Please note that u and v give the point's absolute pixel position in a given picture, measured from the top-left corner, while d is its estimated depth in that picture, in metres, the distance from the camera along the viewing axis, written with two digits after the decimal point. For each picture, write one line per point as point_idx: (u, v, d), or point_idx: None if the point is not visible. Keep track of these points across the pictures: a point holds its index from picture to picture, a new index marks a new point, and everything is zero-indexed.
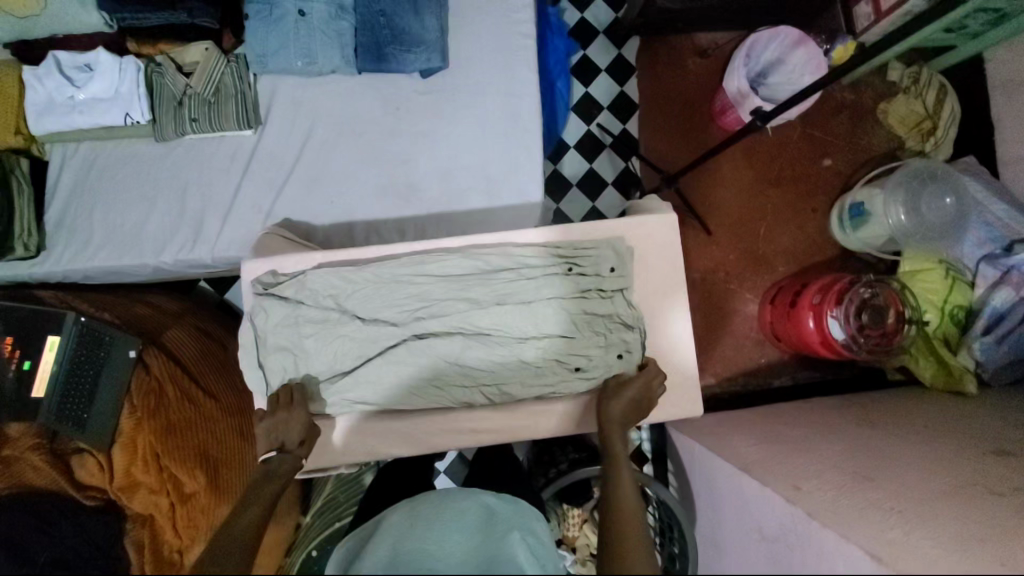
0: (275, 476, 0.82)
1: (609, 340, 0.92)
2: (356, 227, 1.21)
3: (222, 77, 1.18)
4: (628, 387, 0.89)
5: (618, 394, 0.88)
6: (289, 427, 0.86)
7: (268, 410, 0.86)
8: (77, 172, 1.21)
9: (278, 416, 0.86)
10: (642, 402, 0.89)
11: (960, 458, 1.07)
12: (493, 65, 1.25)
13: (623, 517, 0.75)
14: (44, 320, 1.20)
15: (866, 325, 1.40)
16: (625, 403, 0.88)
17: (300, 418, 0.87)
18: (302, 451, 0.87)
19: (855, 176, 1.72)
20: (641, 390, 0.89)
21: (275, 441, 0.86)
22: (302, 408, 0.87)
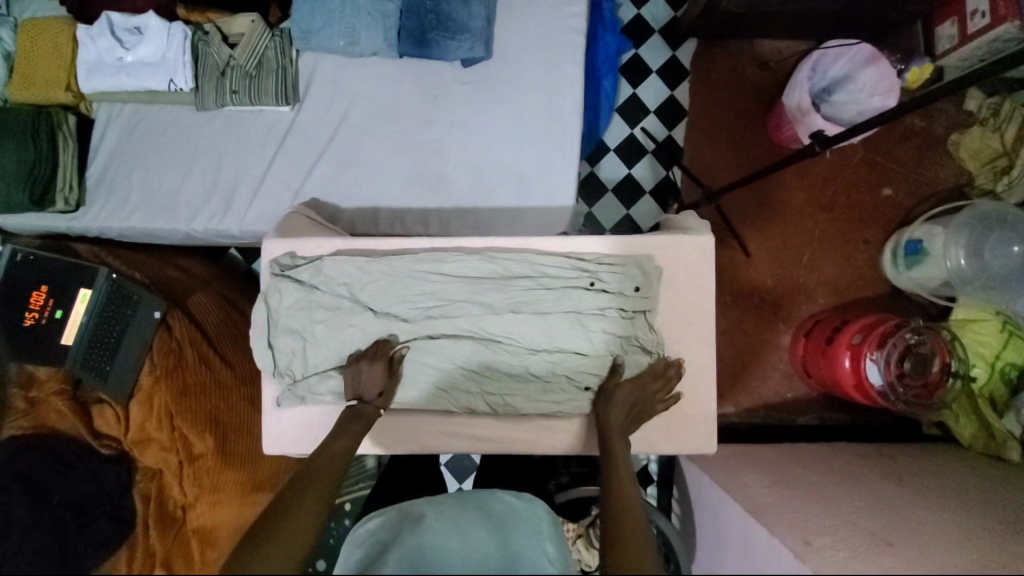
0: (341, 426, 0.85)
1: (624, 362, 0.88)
2: (381, 214, 1.19)
3: (265, 51, 1.18)
4: (627, 395, 0.85)
5: (618, 403, 0.85)
6: (368, 378, 0.86)
7: (353, 359, 0.87)
8: (122, 132, 1.24)
9: (359, 365, 0.86)
10: (638, 411, 0.85)
11: (996, 536, 0.98)
12: (539, 60, 1.20)
13: (629, 532, 0.70)
14: (78, 274, 1.22)
15: (907, 373, 1.31)
16: (625, 409, 0.84)
17: (379, 370, 0.86)
18: (382, 401, 0.88)
19: (915, 210, 1.60)
20: (648, 395, 0.85)
21: (357, 389, 0.87)
22: (382, 360, 0.87)
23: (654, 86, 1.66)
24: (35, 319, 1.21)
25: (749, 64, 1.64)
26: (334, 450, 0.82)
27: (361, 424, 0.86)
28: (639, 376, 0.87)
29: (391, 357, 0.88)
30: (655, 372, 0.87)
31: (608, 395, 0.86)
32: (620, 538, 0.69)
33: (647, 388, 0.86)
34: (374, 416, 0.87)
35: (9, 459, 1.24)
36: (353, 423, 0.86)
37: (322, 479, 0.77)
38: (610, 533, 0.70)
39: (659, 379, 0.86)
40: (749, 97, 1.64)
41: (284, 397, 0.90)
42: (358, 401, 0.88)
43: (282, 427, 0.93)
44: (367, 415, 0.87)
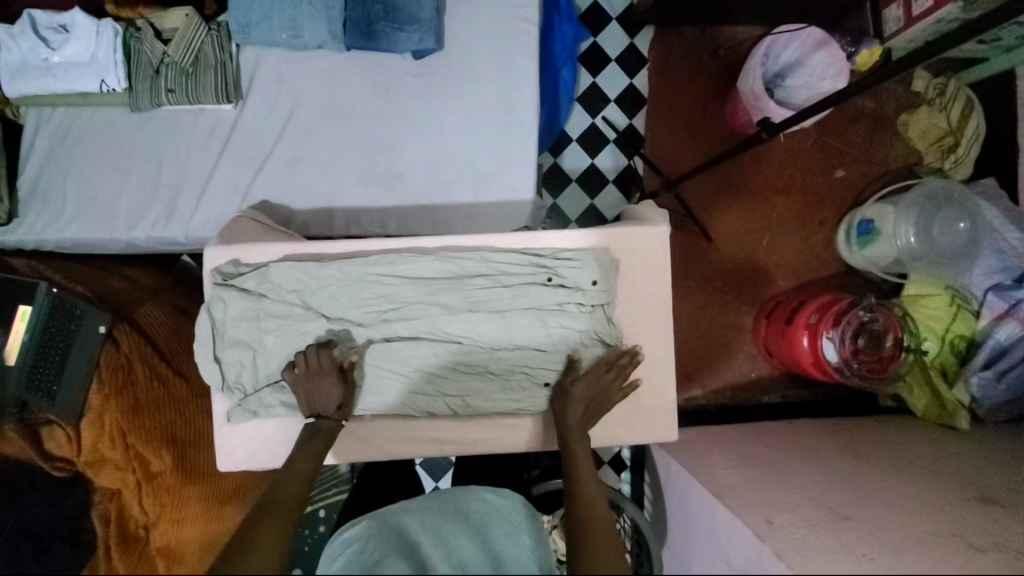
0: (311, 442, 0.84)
1: (578, 357, 0.88)
2: (336, 214, 1.16)
3: (202, 47, 1.12)
4: (585, 388, 0.85)
5: (573, 398, 0.84)
6: (322, 392, 0.84)
7: (301, 376, 0.83)
8: (52, 138, 1.16)
9: (311, 383, 0.83)
10: (599, 401, 0.85)
11: (942, 504, 1.03)
12: (491, 52, 1.18)
13: (594, 530, 0.70)
14: (16, 290, 1.15)
15: (861, 349, 1.35)
16: (583, 404, 0.84)
17: (332, 384, 0.84)
18: (340, 415, 0.86)
19: (867, 191, 1.65)
20: (603, 386, 0.85)
21: (313, 406, 0.85)
22: (333, 373, 0.84)
23: (613, 74, 1.66)
24: None
25: (706, 50, 1.65)
26: (295, 468, 0.80)
27: (322, 440, 0.84)
28: (594, 366, 0.86)
29: (343, 368, 0.85)
30: (607, 363, 0.86)
31: (563, 392, 0.85)
32: (586, 540, 0.69)
33: (604, 381, 0.85)
34: (334, 429, 0.85)
35: None
36: (313, 438, 0.84)
37: (285, 502, 0.76)
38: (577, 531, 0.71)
39: (614, 368, 0.86)
40: (706, 83, 1.65)
41: (233, 413, 0.87)
42: (314, 417, 0.86)
43: (235, 442, 0.90)
44: (326, 430, 0.85)
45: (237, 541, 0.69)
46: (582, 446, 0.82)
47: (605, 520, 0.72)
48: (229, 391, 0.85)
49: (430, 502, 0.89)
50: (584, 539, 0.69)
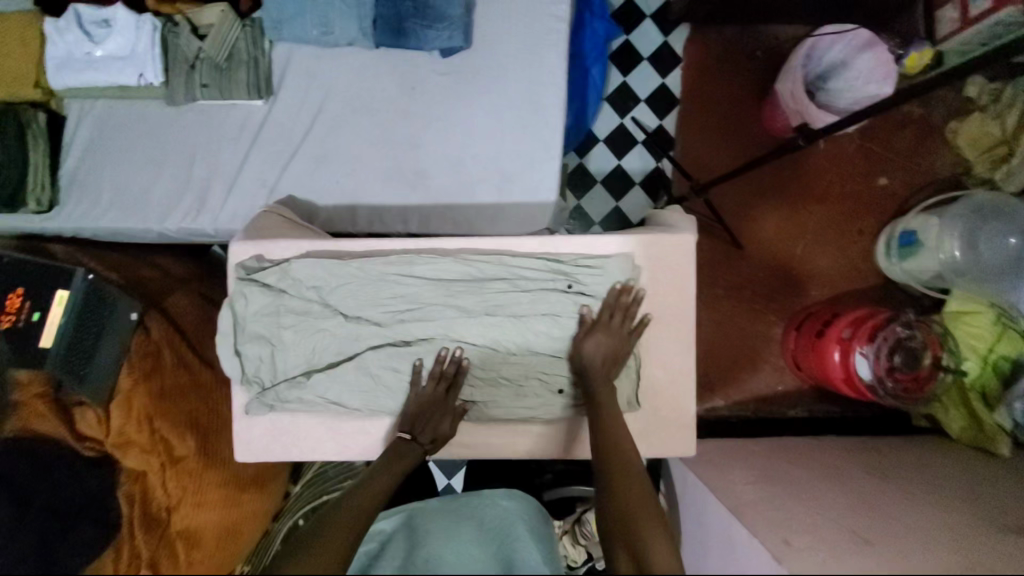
0: (404, 453, 0.85)
1: (587, 314, 0.84)
2: (359, 212, 1.17)
3: (237, 42, 1.13)
4: (597, 344, 0.82)
5: (585, 356, 0.82)
6: (431, 420, 0.85)
7: (431, 382, 0.85)
8: (93, 129, 1.20)
9: (429, 399, 0.85)
10: (617, 352, 0.82)
11: (980, 535, 0.97)
12: (521, 50, 1.16)
13: (646, 525, 0.67)
14: (53, 274, 1.21)
15: (897, 367, 1.29)
16: (602, 355, 0.82)
17: (445, 417, 0.86)
18: (429, 447, 0.86)
19: (909, 201, 1.57)
20: (614, 333, 0.82)
21: (417, 424, 0.86)
22: (448, 407, 0.86)
23: (645, 74, 1.62)
24: (11, 322, 1.20)
25: (743, 51, 1.60)
26: (377, 481, 0.80)
27: (406, 463, 0.84)
28: (601, 317, 0.83)
29: (456, 407, 0.87)
30: (614, 308, 0.83)
31: (578, 350, 0.82)
32: (641, 537, 0.67)
33: (620, 333, 0.83)
34: (418, 459, 0.85)
35: None
36: (400, 459, 0.84)
37: (354, 512, 0.74)
38: (627, 524, 0.68)
39: (619, 312, 0.83)
40: (741, 85, 1.60)
41: (251, 406, 0.88)
42: (410, 435, 0.86)
43: (253, 434, 0.91)
44: (411, 455, 0.85)
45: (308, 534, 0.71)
46: (622, 431, 0.79)
47: (654, 514, 0.69)
48: (247, 385, 0.86)
49: (447, 500, 0.90)
50: (636, 535, 0.67)
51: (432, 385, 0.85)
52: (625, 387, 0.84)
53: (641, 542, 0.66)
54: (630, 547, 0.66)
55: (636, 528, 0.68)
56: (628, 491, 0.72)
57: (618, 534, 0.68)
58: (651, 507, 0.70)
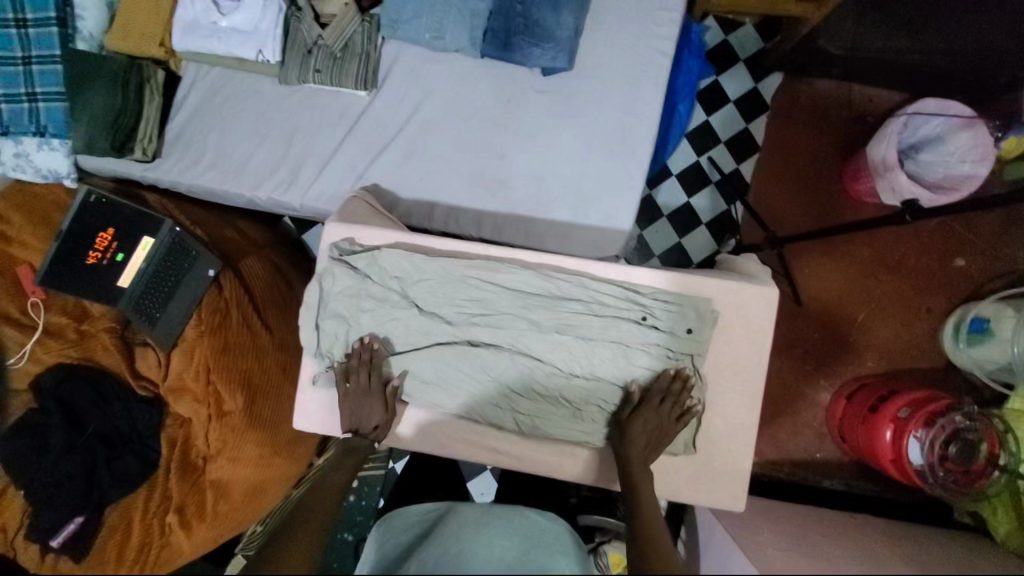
0: (353, 449, 0.96)
1: (636, 391, 0.84)
2: (437, 209, 1.20)
3: (354, 35, 1.20)
4: (643, 425, 0.82)
5: (627, 440, 0.82)
6: (365, 411, 0.90)
7: (352, 383, 0.89)
8: (206, 91, 1.28)
9: (356, 399, 0.89)
10: (659, 438, 0.82)
11: None
12: (620, 79, 1.18)
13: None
14: (145, 221, 1.30)
15: (950, 458, 1.24)
16: (644, 438, 0.82)
17: (376, 404, 0.90)
18: (378, 435, 0.91)
19: (985, 286, 1.52)
20: (661, 421, 0.82)
21: (356, 421, 0.90)
22: (378, 395, 0.89)
23: (729, 116, 1.61)
24: (97, 259, 1.28)
25: (832, 110, 1.59)
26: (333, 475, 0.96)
27: (356, 456, 0.95)
28: (650, 400, 0.83)
29: (385, 392, 0.89)
30: (659, 388, 0.83)
31: (625, 431, 0.83)
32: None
33: (662, 417, 0.82)
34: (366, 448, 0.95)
35: (55, 383, 1.33)
36: (348, 453, 0.96)
37: (315, 515, 0.93)
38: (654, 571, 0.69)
39: (668, 398, 0.82)
40: (824, 143, 1.60)
41: (319, 378, 0.93)
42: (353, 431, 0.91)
43: (312, 405, 0.95)
44: (360, 446, 0.96)
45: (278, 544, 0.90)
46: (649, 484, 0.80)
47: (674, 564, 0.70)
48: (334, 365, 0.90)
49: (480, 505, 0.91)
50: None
51: (355, 378, 0.88)
52: (683, 431, 0.83)
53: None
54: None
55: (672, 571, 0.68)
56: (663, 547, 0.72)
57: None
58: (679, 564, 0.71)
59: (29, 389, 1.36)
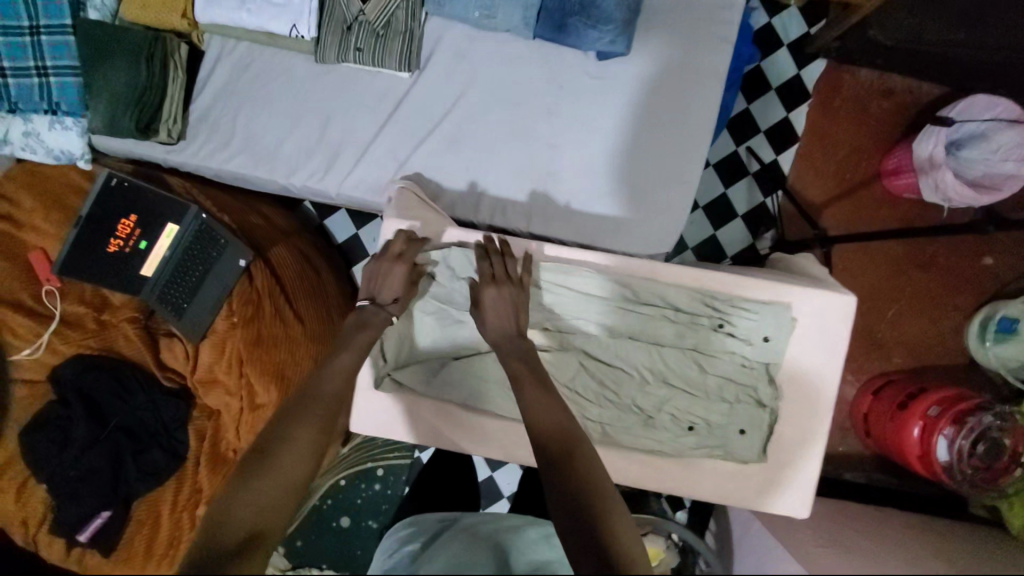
0: (366, 322, 0.86)
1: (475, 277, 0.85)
2: (484, 201, 1.15)
3: (396, 11, 1.11)
4: (494, 299, 0.81)
5: (485, 324, 0.81)
6: (389, 281, 0.86)
7: (378, 254, 0.88)
8: (232, 68, 1.19)
9: (383, 266, 0.87)
10: (516, 303, 0.82)
11: None
12: (678, 67, 1.13)
13: (603, 499, 0.64)
14: (167, 206, 1.23)
15: (977, 456, 1.28)
16: (505, 311, 0.81)
17: (402, 275, 0.87)
18: (395, 310, 0.87)
19: (1013, 284, 1.54)
20: (508, 293, 0.82)
21: (372, 291, 0.87)
22: (408, 264, 0.87)
23: (769, 105, 1.57)
24: (119, 247, 1.22)
25: (873, 102, 1.56)
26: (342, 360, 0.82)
27: (372, 329, 0.85)
28: (485, 274, 0.84)
29: (415, 267, 0.88)
30: (480, 262, 0.84)
31: (480, 316, 0.82)
32: (606, 518, 0.62)
33: (512, 294, 0.83)
34: (382, 319, 0.86)
35: (75, 374, 1.27)
36: (361, 330, 0.85)
37: (323, 412, 0.78)
38: (581, 504, 0.63)
39: (492, 264, 0.84)
40: (864, 136, 1.57)
41: (382, 382, 0.89)
42: (368, 301, 0.87)
43: (370, 410, 0.91)
44: (375, 318, 0.86)
45: (272, 437, 0.74)
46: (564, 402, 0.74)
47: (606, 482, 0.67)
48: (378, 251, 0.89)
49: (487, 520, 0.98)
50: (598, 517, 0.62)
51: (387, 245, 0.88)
52: (756, 438, 0.83)
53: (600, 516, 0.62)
54: (583, 534, 0.61)
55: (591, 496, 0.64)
56: (586, 467, 0.67)
57: (572, 531, 0.62)
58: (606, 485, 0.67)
59: (46, 379, 1.30)
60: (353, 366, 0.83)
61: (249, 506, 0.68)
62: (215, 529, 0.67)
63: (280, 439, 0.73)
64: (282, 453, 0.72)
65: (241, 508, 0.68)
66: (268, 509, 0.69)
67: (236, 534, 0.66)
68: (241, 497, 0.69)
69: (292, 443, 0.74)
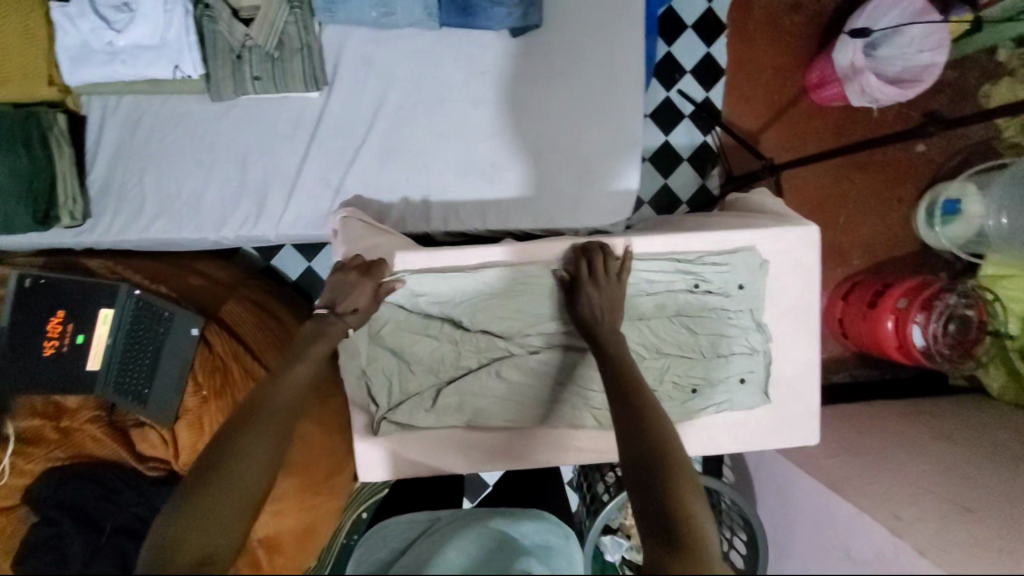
0: (320, 333, 0.81)
1: (565, 275, 0.84)
2: (434, 209, 1.10)
3: (286, 27, 1.01)
4: (595, 298, 0.79)
5: (585, 316, 0.79)
6: (352, 292, 0.82)
7: (344, 264, 0.84)
8: (122, 128, 1.08)
9: (348, 276, 0.83)
10: (612, 306, 0.80)
11: None
12: (597, 27, 1.09)
13: (677, 465, 0.64)
14: (97, 292, 1.13)
15: (949, 334, 1.36)
16: (600, 310, 0.79)
17: (369, 293, 0.82)
18: (354, 322, 0.82)
19: (947, 165, 1.61)
20: (611, 292, 0.80)
21: (333, 298, 0.82)
22: (370, 276, 0.82)
23: (690, 43, 1.56)
24: (56, 348, 1.11)
25: (787, 17, 1.57)
26: (296, 371, 0.78)
27: (326, 340, 0.80)
28: (582, 274, 0.81)
29: (380, 284, 0.83)
30: (578, 257, 0.82)
31: (576, 312, 0.80)
32: (675, 486, 0.61)
33: (607, 288, 0.80)
34: (340, 332, 0.80)
35: (52, 491, 1.15)
36: (318, 341, 0.80)
37: (274, 420, 0.74)
38: (653, 462, 0.64)
39: (592, 263, 0.81)
40: (786, 53, 1.57)
41: (379, 428, 0.84)
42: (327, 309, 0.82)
43: (373, 456, 0.86)
44: (333, 329, 0.81)
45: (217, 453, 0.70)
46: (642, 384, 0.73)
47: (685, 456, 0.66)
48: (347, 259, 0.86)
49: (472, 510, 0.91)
50: (666, 480, 0.62)
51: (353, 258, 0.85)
52: (755, 381, 0.85)
53: (669, 477, 0.62)
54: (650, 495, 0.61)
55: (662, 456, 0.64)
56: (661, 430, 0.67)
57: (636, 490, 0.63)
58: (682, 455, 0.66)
59: (23, 503, 1.17)
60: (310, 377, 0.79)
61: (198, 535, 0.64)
62: (162, 559, 0.62)
63: (230, 458, 0.69)
64: (234, 473, 0.68)
65: (190, 534, 0.64)
66: (215, 535, 0.65)
67: (186, 561, 0.62)
68: (190, 520, 0.65)
69: (240, 461, 0.69)
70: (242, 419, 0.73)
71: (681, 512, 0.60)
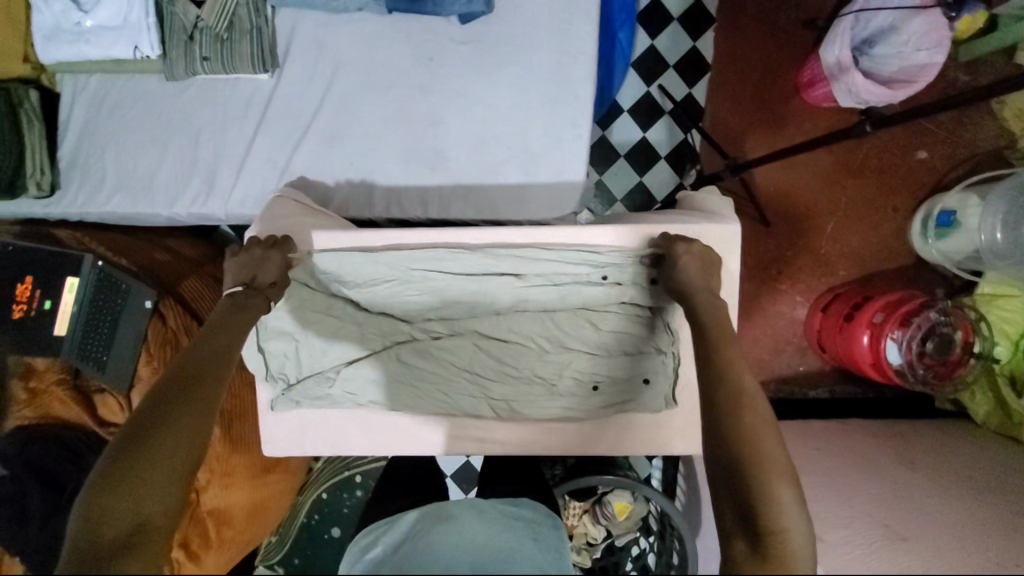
0: (246, 308, 0.81)
1: (648, 259, 0.84)
2: (376, 193, 1.10)
3: (236, 9, 1.04)
4: (689, 274, 0.78)
5: (684, 281, 0.78)
6: (265, 265, 0.83)
7: (250, 243, 0.84)
8: (89, 106, 1.14)
9: (254, 253, 0.84)
10: (709, 281, 0.79)
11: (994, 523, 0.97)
12: (549, 14, 1.06)
13: (772, 473, 0.62)
14: (62, 262, 1.15)
15: (929, 354, 1.26)
16: (697, 274, 0.78)
17: (279, 261, 0.84)
18: (274, 294, 0.83)
19: (950, 174, 1.50)
20: (708, 269, 0.80)
21: (246, 275, 0.82)
22: (279, 249, 0.84)
23: (672, 38, 1.52)
24: (23, 311, 1.14)
25: (780, 13, 1.49)
26: (216, 341, 0.77)
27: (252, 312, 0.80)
28: (675, 251, 0.80)
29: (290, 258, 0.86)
30: (668, 239, 0.82)
31: (679, 275, 0.79)
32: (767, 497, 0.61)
33: (700, 251, 0.81)
34: (262, 304, 0.82)
35: (18, 448, 1.16)
36: (240, 315, 0.80)
37: (203, 393, 0.74)
38: (748, 474, 0.63)
39: (685, 244, 0.80)
40: (775, 50, 1.50)
41: (277, 403, 0.89)
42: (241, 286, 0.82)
43: (277, 426, 0.93)
44: (253, 303, 0.81)
45: (146, 421, 0.70)
46: (737, 373, 0.69)
47: (785, 463, 0.64)
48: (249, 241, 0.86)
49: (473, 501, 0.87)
50: (762, 489, 0.62)
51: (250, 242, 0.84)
52: (662, 382, 0.86)
53: (767, 491, 0.62)
54: (739, 500, 0.63)
55: (759, 470, 0.62)
56: (755, 438, 0.64)
57: (726, 490, 0.64)
58: (782, 464, 0.64)
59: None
60: (231, 345, 0.78)
61: (125, 509, 0.65)
62: (93, 531, 0.63)
63: (158, 431, 0.69)
64: (162, 444, 0.68)
65: (128, 506, 0.65)
66: (149, 502, 0.67)
67: (118, 531, 0.64)
68: (118, 490, 0.65)
69: (173, 437, 0.69)
70: (168, 393, 0.72)
71: (775, 528, 0.61)
